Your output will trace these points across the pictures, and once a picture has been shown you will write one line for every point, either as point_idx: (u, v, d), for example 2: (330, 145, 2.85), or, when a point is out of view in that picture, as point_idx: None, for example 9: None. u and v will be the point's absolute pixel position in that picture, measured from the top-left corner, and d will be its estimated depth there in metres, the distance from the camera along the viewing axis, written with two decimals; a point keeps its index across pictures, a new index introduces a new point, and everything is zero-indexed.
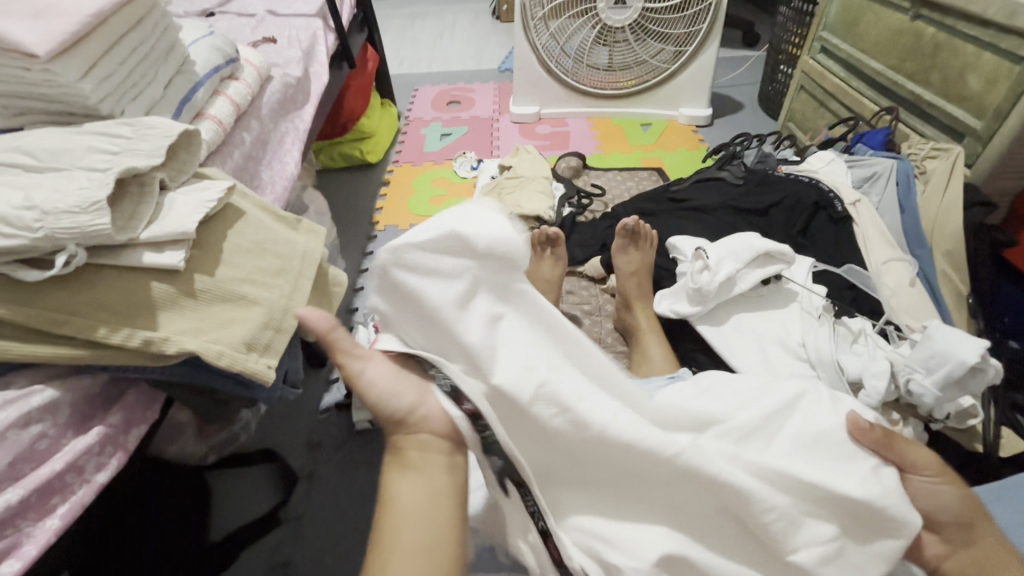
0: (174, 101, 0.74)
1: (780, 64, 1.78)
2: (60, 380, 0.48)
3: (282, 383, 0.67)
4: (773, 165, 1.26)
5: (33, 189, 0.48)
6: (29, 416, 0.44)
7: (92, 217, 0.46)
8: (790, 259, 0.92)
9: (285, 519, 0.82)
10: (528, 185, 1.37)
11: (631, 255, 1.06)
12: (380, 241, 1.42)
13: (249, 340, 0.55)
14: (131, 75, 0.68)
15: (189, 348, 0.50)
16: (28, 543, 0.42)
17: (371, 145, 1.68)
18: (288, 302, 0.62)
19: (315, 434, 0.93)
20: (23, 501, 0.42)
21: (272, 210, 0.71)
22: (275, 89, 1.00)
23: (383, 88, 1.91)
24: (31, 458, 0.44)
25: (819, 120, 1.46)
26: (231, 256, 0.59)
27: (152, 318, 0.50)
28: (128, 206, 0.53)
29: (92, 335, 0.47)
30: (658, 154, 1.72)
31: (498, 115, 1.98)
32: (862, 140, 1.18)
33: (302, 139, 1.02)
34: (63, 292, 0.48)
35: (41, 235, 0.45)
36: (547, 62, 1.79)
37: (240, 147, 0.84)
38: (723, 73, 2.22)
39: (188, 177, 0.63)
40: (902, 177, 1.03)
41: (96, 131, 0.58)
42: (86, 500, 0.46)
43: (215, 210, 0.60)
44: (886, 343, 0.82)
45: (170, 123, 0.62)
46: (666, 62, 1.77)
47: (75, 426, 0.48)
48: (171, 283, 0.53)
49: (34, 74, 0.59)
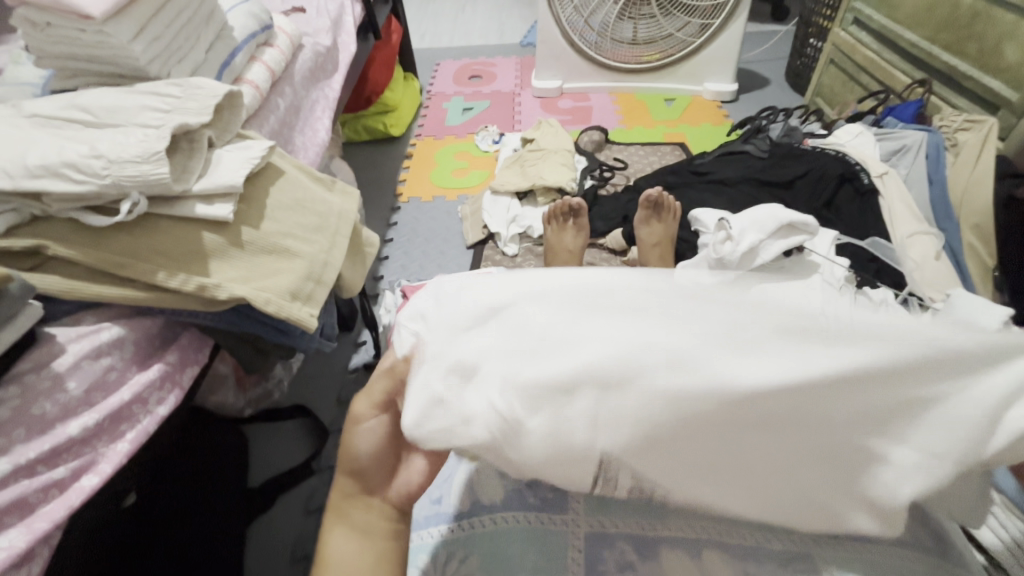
0: (215, 65, 0.77)
1: (810, 37, 1.74)
2: (124, 320, 0.52)
3: (320, 335, 0.71)
4: (799, 139, 1.25)
5: (99, 141, 0.51)
6: (100, 349, 0.49)
7: (153, 166, 0.49)
8: (814, 230, 0.93)
9: (318, 469, 0.87)
10: (551, 157, 1.38)
11: (653, 227, 1.07)
12: (403, 212, 1.44)
13: (293, 290, 0.58)
14: (177, 39, 0.71)
15: (240, 294, 0.53)
16: (102, 462, 0.46)
17: (394, 119, 1.70)
18: (327, 257, 0.65)
19: (345, 392, 0.98)
20: (97, 425, 0.46)
21: (309, 171, 0.74)
22: (306, 58, 1.02)
23: (406, 61, 1.92)
24: (102, 386, 0.48)
25: (848, 95, 1.44)
26: (274, 211, 0.62)
27: (205, 266, 0.54)
28: (181, 160, 0.56)
29: (153, 278, 0.51)
30: (681, 130, 1.71)
31: (520, 89, 1.98)
32: (892, 114, 1.17)
33: (332, 107, 1.04)
34: (126, 237, 0.51)
35: (108, 181, 0.48)
36: (571, 35, 1.78)
37: (276, 112, 0.87)
38: (750, 48, 2.17)
39: (232, 136, 0.66)
40: (931, 150, 1.02)
41: (149, 91, 0.61)
42: (150, 429, 0.50)
43: (258, 168, 0.63)
44: (908, 313, 0.81)
45: (216, 83, 0.64)
46: (692, 36, 1.74)
47: (139, 362, 0.52)
48: (221, 234, 0.56)
49: (88, 35, 0.63)
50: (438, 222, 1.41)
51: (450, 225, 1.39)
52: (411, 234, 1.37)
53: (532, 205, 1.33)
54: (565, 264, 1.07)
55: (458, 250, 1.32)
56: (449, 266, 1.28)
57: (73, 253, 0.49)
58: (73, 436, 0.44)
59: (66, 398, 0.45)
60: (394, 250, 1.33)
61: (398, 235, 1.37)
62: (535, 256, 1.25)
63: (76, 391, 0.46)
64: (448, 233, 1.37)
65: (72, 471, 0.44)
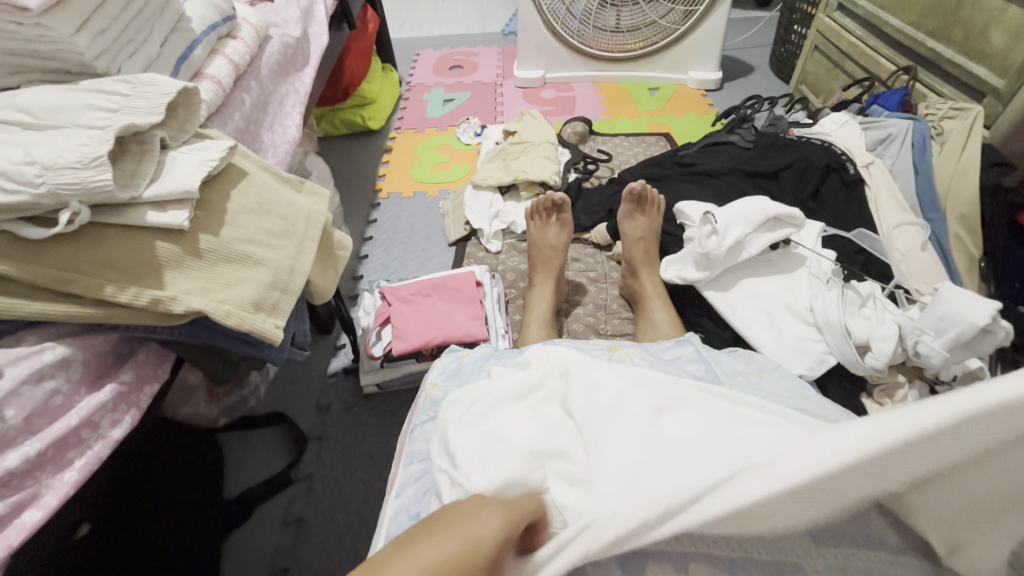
0: (171, 60, 0.72)
1: (794, 24, 1.73)
2: (71, 339, 0.49)
3: (290, 344, 0.67)
4: (784, 129, 1.23)
5: (34, 145, 0.47)
6: (42, 372, 0.45)
7: (94, 172, 0.45)
8: (800, 223, 0.91)
9: (296, 478, 0.84)
10: (533, 150, 1.35)
11: (637, 221, 1.05)
12: (383, 209, 1.40)
13: (256, 300, 0.55)
14: (126, 32, 0.66)
15: (197, 307, 0.50)
16: (47, 494, 0.43)
17: (372, 112, 1.65)
18: (294, 264, 0.61)
19: (324, 397, 0.95)
20: (41, 454, 0.43)
21: (275, 171, 0.70)
22: (273, 51, 0.97)
23: (385, 51, 1.86)
24: (47, 412, 0.45)
25: (833, 82, 1.42)
26: (234, 216, 0.58)
27: (159, 278, 0.50)
28: (130, 164, 0.52)
29: (100, 293, 0.47)
30: (666, 119, 1.69)
31: (503, 79, 1.93)
32: (878, 102, 1.16)
33: (303, 102, 1.00)
34: (69, 249, 0.47)
35: (43, 191, 0.44)
36: (553, 23, 1.74)
37: (241, 109, 0.82)
38: (734, 34, 2.15)
39: (189, 137, 0.62)
40: (917, 139, 1.01)
41: (95, 89, 0.57)
42: (102, 454, 0.47)
43: (217, 171, 0.59)
44: (895, 306, 0.80)
45: (168, 79, 0.60)
46: (676, 23, 1.71)
47: (89, 383, 0.49)
48: (176, 243, 0.52)
49: (25, 29, 0.57)
50: (419, 218, 1.37)
51: (431, 221, 1.36)
52: (391, 231, 1.34)
53: (515, 200, 1.30)
54: (548, 261, 1.04)
55: (440, 247, 1.29)
56: (431, 264, 1.24)
57: (8, 269, 0.45)
58: (12, 469, 0.41)
59: (2, 428, 0.42)
60: (374, 249, 1.29)
61: (378, 232, 1.33)
62: (518, 253, 1.22)
63: (15, 419, 0.42)
64: (429, 230, 1.33)
65: (11, 507, 0.41)
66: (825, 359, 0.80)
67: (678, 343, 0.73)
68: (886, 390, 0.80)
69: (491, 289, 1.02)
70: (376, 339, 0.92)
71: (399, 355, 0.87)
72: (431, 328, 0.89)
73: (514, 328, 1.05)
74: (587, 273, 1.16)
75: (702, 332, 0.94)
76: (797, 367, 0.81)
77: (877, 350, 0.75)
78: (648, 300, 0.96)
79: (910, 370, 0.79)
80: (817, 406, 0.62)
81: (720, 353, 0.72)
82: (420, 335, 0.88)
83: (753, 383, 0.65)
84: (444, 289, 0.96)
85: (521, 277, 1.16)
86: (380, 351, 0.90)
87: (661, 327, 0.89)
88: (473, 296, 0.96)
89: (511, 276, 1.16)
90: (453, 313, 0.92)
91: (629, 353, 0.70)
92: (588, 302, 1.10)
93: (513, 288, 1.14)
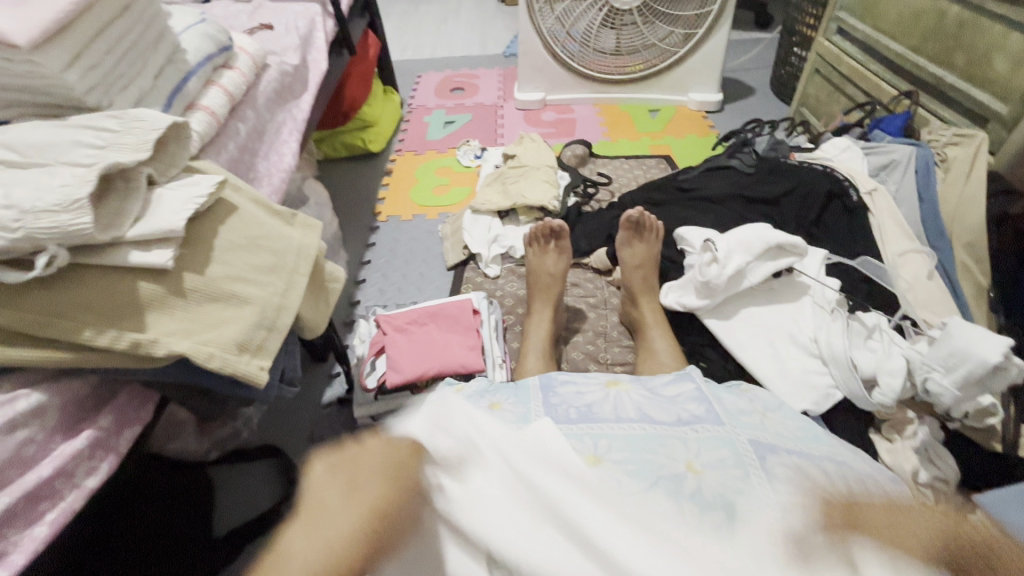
0: (164, 92, 0.72)
1: (794, 46, 1.73)
2: (46, 384, 0.47)
3: (279, 381, 0.65)
4: (785, 153, 1.22)
5: (16, 186, 0.46)
6: (15, 420, 0.43)
7: (73, 215, 0.44)
8: (802, 251, 0.89)
9: (287, 515, 0.82)
10: (532, 174, 1.34)
11: (637, 248, 1.04)
12: (382, 233, 1.40)
13: (241, 341, 0.54)
14: (119, 65, 0.66)
15: (178, 351, 0.49)
16: (13, 552, 0.41)
17: (372, 134, 1.65)
18: (282, 300, 0.60)
19: (317, 429, 0.93)
20: (10, 509, 0.41)
21: (267, 204, 0.68)
22: (271, 79, 0.97)
23: (386, 74, 1.87)
24: (18, 463, 0.43)
25: (834, 105, 1.41)
26: (222, 253, 0.57)
27: (140, 320, 0.49)
28: (115, 202, 0.51)
29: (78, 337, 0.46)
30: (667, 141, 1.68)
31: (503, 101, 1.94)
32: (879, 127, 1.15)
33: (300, 129, 0.99)
34: (48, 293, 0.46)
35: (20, 235, 0.43)
36: (553, 46, 1.75)
37: (235, 138, 0.82)
38: (735, 55, 2.16)
39: (178, 171, 0.61)
40: (921, 165, 0.99)
41: (82, 125, 0.56)
42: (75, 506, 0.45)
43: (206, 206, 0.58)
44: (902, 339, 0.78)
45: (158, 114, 0.59)
46: (675, 45, 1.72)
47: (65, 430, 0.47)
48: (159, 283, 0.51)
49: (15, 65, 0.57)
50: (418, 242, 1.36)
51: (430, 245, 1.35)
52: (389, 255, 1.33)
53: (514, 224, 1.29)
54: (546, 288, 1.02)
55: (438, 272, 1.27)
56: (429, 289, 1.23)
57: None
58: None
59: None
60: (371, 273, 1.28)
61: (375, 257, 1.32)
62: (517, 278, 1.20)
63: None
64: (427, 254, 1.32)
65: None
66: (831, 394, 0.78)
67: (678, 377, 0.72)
68: (895, 426, 0.76)
69: (488, 317, 1.00)
70: (370, 369, 0.91)
71: (393, 387, 0.86)
72: (426, 359, 0.87)
73: (512, 357, 1.03)
74: (586, 299, 1.14)
75: (704, 362, 0.92)
76: (802, 401, 0.79)
77: (885, 385, 0.72)
78: (648, 329, 0.94)
79: (919, 405, 0.77)
80: (821, 447, 0.60)
81: (721, 388, 0.70)
82: (414, 367, 0.86)
83: (757, 424, 0.63)
84: (440, 318, 0.94)
85: (519, 304, 1.14)
86: (373, 383, 0.88)
87: (662, 358, 0.87)
88: (470, 325, 0.94)
89: (509, 302, 1.15)
90: (449, 342, 0.90)
91: (628, 390, 0.67)
92: (587, 329, 1.08)
93: (511, 315, 1.12)
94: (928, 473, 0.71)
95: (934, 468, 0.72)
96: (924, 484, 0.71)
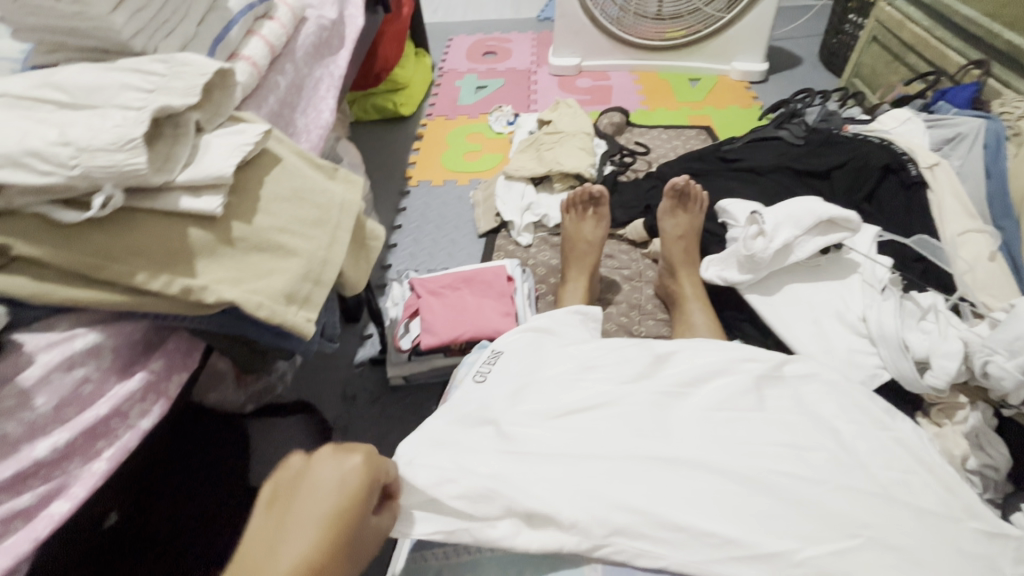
0: (207, 40, 0.70)
1: (849, 13, 1.63)
2: (103, 325, 0.47)
3: (320, 336, 0.66)
4: (838, 125, 1.16)
5: (69, 125, 0.46)
6: (73, 359, 0.44)
7: (128, 155, 0.44)
8: (854, 227, 0.85)
9: None
10: (568, 141, 1.30)
11: (679, 218, 1.01)
12: (413, 197, 1.38)
13: (288, 292, 0.53)
14: (164, 10, 0.65)
15: (228, 298, 0.48)
16: (75, 484, 0.42)
17: (403, 97, 1.63)
18: (327, 254, 0.60)
19: (350, 388, 0.95)
20: (69, 444, 0.42)
21: (309, 157, 0.67)
22: (309, 32, 0.95)
23: (418, 36, 1.83)
24: (77, 401, 0.44)
25: (892, 76, 1.33)
26: (268, 204, 0.57)
27: (191, 267, 0.49)
28: (164, 147, 0.51)
29: (132, 280, 0.46)
30: (707, 112, 1.62)
31: (537, 66, 1.88)
32: (945, 98, 1.08)
33: (337, 86, 0.97)
34: (102, 234, 0.46)
35: (76, 173, 0.43)
36: (592, 8, 1.68)
37: (276, 92, 0.81)
38: (783, 23, 2.05)
39: (223, 120, 0.60)
40: (990, 140, 0.93)
41: (129, 68, 0.55)
42: (130, 445, 0.46)
43: (252, 155, 0.58)
44: (960, 321, 0.74)
45: (204, 60, 0.58)
46: (720, 10, 1.64)
47: (119, 372, 0.48)
48: (209, 230, 0.51)
49: (64, 5, 0.56)
50: (449, 208, 1.34)
51: (461, 211, 1.33)
52: (420, 220, 1.31)
53: (547, 193, 1.26)
54: (582, 257, 1.00)
55: (469, 239, 1.26)
56: (460, 256, 1.22)
57: (41, 253, 0.43)
58: (40, 459, 0.40)
59: (33, 416, 0.41)
60: (402, 238, 1.27)
61: (406, 221, 1.31)
62: (550, 248, 1.18)
63: (45, 408, 0.41)
64: (459, 220, 1.31)
65: (39, 497, 0.40)
66: (878, 374, 0.75)
67: None
68: (944, 411, 0.73)
69: (522, 284, 0.98)
70: (404, 332, 0.91)
71: (427, 349, 0.85)
72: (460, 323, 0.86)
73: None
74: (620, 271, 1.12)
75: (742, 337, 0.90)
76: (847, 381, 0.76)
77: (938, 368, 0.69)
78: (686, 303, 0.92)
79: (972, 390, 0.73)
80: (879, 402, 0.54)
81: None
82: (449, 330, 0.86)
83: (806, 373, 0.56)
84: (474, 283, 0.93)
85: (552, 273, 1.13)
86: (408, 344, 0.88)
87: (700, 332, 0.85)
88: (504, 291, 0.93)
89: (542, 271, 1.13)
90: (483, 307, 0.89)
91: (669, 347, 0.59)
92: (621, 301, 1.06)
93: (543, 284, 1.10)
94: (977, 459, 0.69)
95: (984, 454, 0.69)
96: (971, 470, 0.69)
